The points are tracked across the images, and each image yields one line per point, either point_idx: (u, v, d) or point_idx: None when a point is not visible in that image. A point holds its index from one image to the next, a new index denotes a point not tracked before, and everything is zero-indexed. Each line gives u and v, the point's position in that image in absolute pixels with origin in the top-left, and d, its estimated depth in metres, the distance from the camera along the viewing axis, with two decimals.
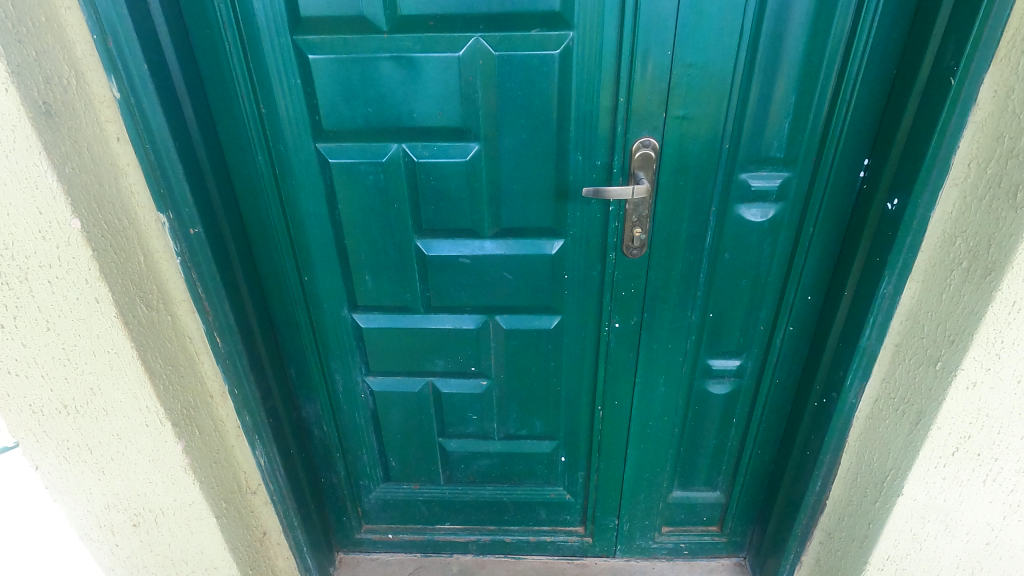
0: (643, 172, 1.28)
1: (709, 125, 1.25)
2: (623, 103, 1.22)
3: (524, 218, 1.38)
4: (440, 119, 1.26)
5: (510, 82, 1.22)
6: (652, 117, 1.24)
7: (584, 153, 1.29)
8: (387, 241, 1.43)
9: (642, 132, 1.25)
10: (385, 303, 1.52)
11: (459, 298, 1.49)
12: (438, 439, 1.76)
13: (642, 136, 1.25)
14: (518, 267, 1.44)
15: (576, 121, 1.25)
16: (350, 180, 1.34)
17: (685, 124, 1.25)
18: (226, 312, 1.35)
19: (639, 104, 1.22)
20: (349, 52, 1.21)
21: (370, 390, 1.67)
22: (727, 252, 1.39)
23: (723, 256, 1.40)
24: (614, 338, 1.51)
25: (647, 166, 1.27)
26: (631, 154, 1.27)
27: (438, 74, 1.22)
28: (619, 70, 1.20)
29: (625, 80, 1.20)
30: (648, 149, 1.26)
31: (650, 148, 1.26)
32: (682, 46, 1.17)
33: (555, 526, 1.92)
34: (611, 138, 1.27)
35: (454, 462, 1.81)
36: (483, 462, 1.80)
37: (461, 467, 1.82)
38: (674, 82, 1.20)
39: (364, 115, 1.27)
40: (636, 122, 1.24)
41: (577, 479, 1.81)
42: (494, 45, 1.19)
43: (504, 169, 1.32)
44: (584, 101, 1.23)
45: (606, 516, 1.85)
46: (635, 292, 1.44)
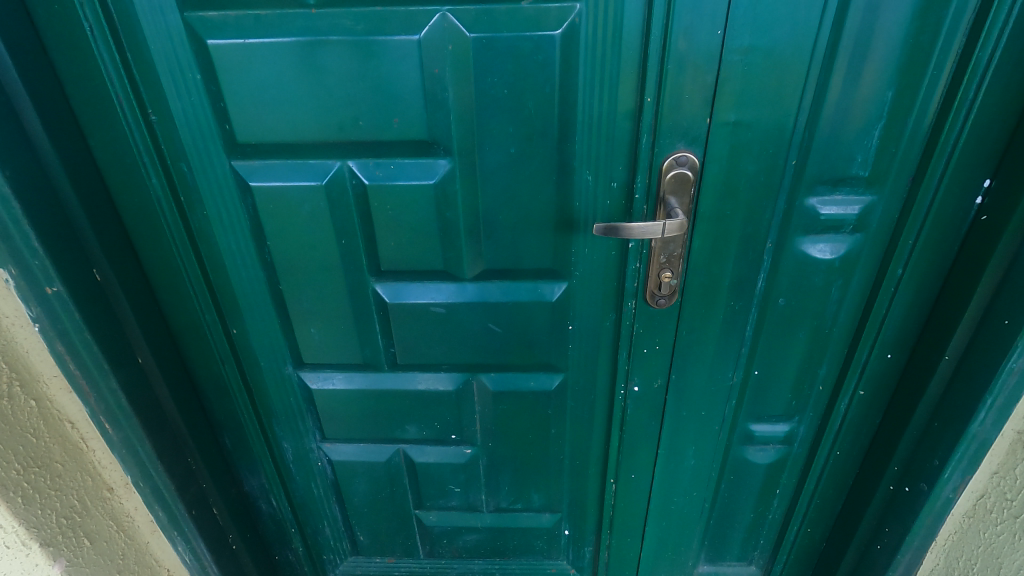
0: (677, 199, 0.93)
1: (770, 133, 0.89)
2: (651, 103, 0.87)
3: (515, 257, 1.04)
4: (396, 128, 0.91)
5: (493, 76, 0.87)
6: (691, 124, 0.88)
7: (596, 171, 0.94)
8: (337, 286, 1.09)
9: (677, 143, 0.90)
10: (338, 361, 1.19)
11: (433, 356, 1.16)
12: (414, 512, 1.44)
13: (677, 150, 0.90)
14: (508, 317, 1.10)
15: (584, 129, 0.91)
16: (280, 209, 1.00)
17: (737, 131, 0.89)
18: (117, 393, 0.99)
19: (673, 106, 0.87)
20: (262, 35, 0.85)
21: (328, 459, 1.35)
22: (782, 299, 1.06)
23: (776, 302, 1.06)
24: (631, 403, 1.18)
25: (682, 190, 0.92)
26: (661, 175, 0.91)
27: (390, 65, 0.86)
28: (646, 58, 0.84)
29: (655, 72, 0.85)
30: (684, 168, 0.90)
31: (687, 167, 0.90)
32: (739, 22, 0.81)
33: None
34: (633, 153, 0.92)
35: (435, 536, 1.49)
36: (471, 538, 1.48)
37: (443, 542, 1.50)
38: (725, 74, 0.85)
39: (292, 124, 0.92)
40: (669, 131, 0.89)
41: (583, 555, 1.50)
42: (469, 23, 0.84)
43: (486, 195, 0.97)
44: (596, 103, 0.88)
45: None
46: (661, 348, 1.10)
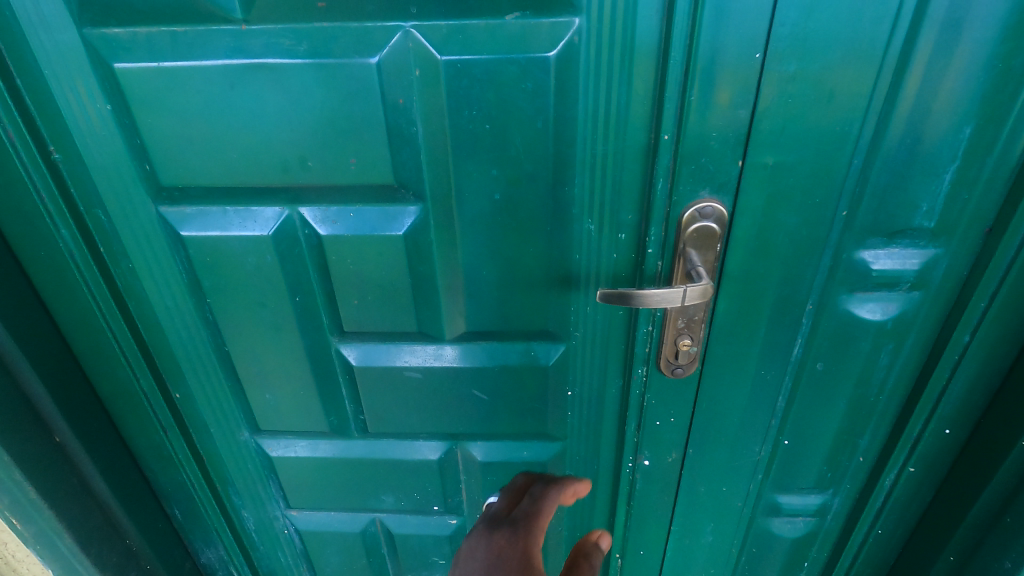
0: (700, 255, 0.75)
1: (818, 180, 0.70)
2: (668, 142, 0.69)
3: (502, 316, 0.87)
4: (352, 170, 0.74)
5: (470, 108, 0.69)
6: (717, 169, 0.69)
7: (599, 220, 0.77)
8: (292, 348, 0.92)
9: (700, 191, 0.71)
10: (300, 427, 1.03)
11: (408, 423, 1.00)
12: None
13: (700, 199, 0.72)
14: (496, 382, 0.94)
15: (585, 171, 0.74)
16: (220, 263, 0.83)
17: (777, 177, 0.69)
18: (22, 486, 0.88)
19: (695, 147, 0.68)
20: (181, 57, 0.68)
21: (294, 528, 1.18)
22: (821, 363, 0.89)
23: (811, 367, 0.89)
24: (640, 478, 1.01)
25: (705, 246, 0.74)
26: (681, 228, 0.73)
27: (341, 95, 0.69)
28: (663, 87, 0.66)
29: (674, 105, 0.67)
30: (709, 220, 0.72)
31: (712, 220, 0.73)
32: (784, 42, 0.62)
33: None
34: (644, 199, 0.75)
35: None
36: None
37: None
38: (762, 108, 0.66)
39: (226, 165, 0.75)
40: (690, 177, 0.70)
41: None
42: (438, 43, 0.66)
43: (466, 248, 0.80)
44: (599, 140, 0.71)
45: None
46: (676, 420, 0.93)
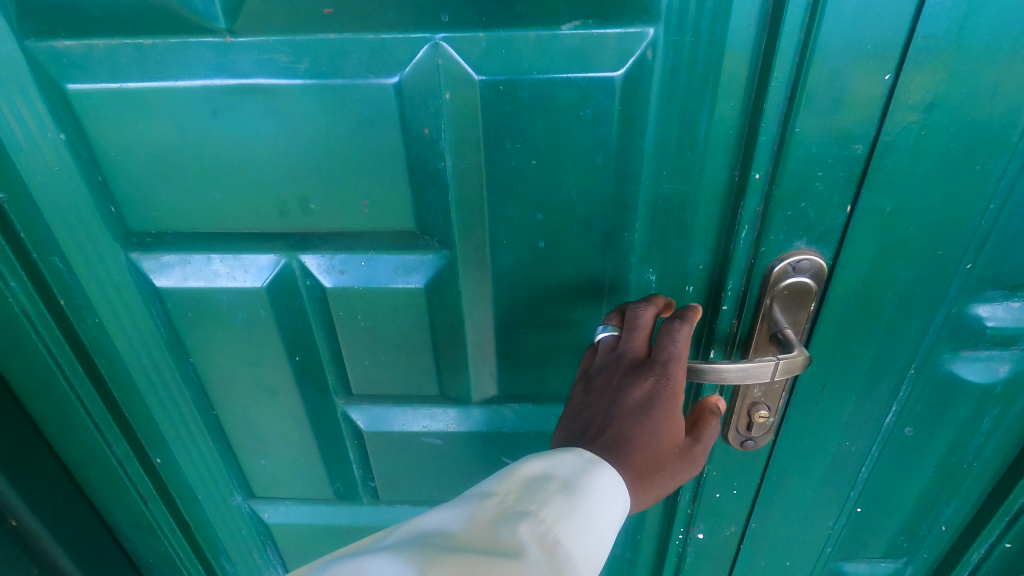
0: (788, 316, 0.61)
1: (944, 230, 0.56)
2: (759, 183, 0.56)
3: (539, 377, 0.73)
4: (365, 213, 0.61)
5: (512, 139, 0.55)
6: (818, 215, 0.56)
7: (663, 271, 0.64)
8: (290, 411, 0.78)
9: (795, 241, 0.58)
10: (300, 493, 0.89)
11: (425, 490, 0.87)
12: None
13: (794, 251, 0.58)
14: (529, 448, 0.81)
15: (649, 214, 0.60)
16: (205, 318, 0.70)
17: (894, 228, 0.56)
18: None
19: (793, 188, 0.55)
20: (148, 76, 0.54)
21: None
22: (909, 428, 0.75)
23: (898, 432, 0.76)
24: (692, 552, 0.88)
25: (795, 305, 0.61)
26: (768, 285, 0.60)
27: (351, 124, 0.55)
28: (757, 116, 0.53)
29: (771, 138, 0.53)
30: (804, 276, 0.59)
31: (807, 275, 0.59)
32: (927, 60, 0.48)
33: None
34: (722, 249, 0.61)
35: None
36: None
37: None
38: (885, 143, 0.52)
39: (210, 207, 0.61)
40: (783, 226, 0.57)
41: None
42: (475, 60, 0.52)
43: (500, 302, 0.67)
44: (669, 177, 0.58)
45: None
46: (738, 492, 0.81)
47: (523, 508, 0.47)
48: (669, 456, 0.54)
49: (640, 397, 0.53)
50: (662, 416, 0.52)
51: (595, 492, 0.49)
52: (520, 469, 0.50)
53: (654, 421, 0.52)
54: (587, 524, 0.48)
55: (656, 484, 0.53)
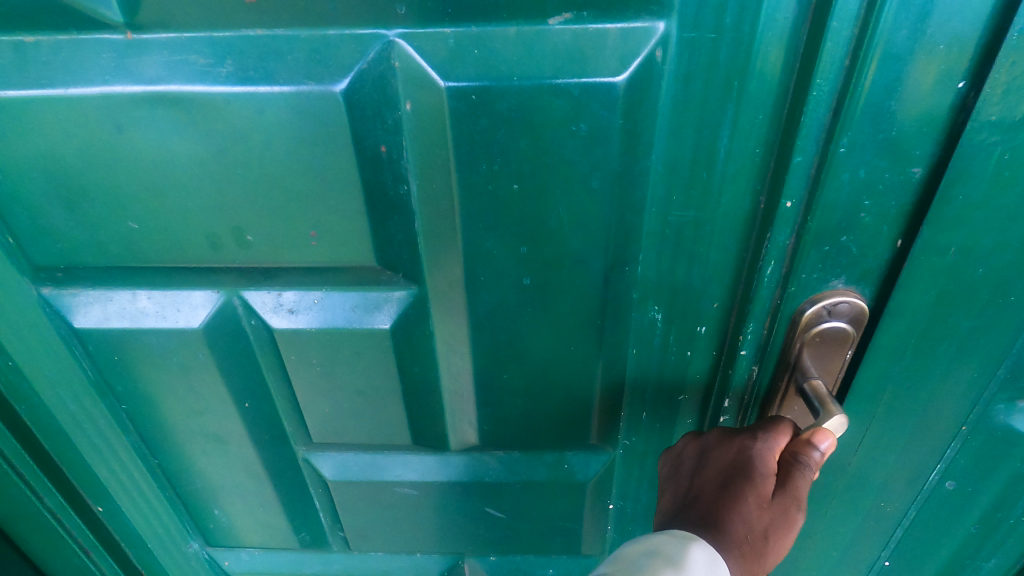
0: (822, 366, 0.52)
1: (1017, 272, 0.46)
2: (790, 214, 0.46)
3: (527, 426, 0.64)
4: (316, 247, 0.50)
5: (490, 160, 0.45)
6: (860, 250, 0.47)
7: (672, 310, 0.54)
8: (245, 460, 0.69)
9: (832, 280, 0.48)
10: (263, 543, 0.80)
11: (401, 538, 0.78)
12: None
13: (830, 291, 0.49)
14: (516, 498, 0.72)
15: (657, 246, 0.50)
16: (135, 364, 0.60)
17: (958, 270, 0.46)
18: None
19: (832, 219, 0.45)
20: (27, 83, 0.43)
21: None
22: (949, 481, 0.62)
23: (937, 487, 0.62)
24: None
25: (831, 354, 0.51)
26: (797, 330, 0.50)
27: (292, 142, 0.45)
28: (791, 134, 0.43)
29: (807, 160, 0.43)
30: (841, 320, 0.50)
31: (846, 319, 0.50)
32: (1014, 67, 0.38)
33: None
34: (739, 286, 0.52)
35: None
36: None
37: None
38: (958, 170, 0.42)
39: (126, 240, 0.51)
40: (818, 263, 0.47)
41: None
42: (442, 62, 0.42)
43: (479, 346, 0.57)
44: (682, 205, 0.48)
45: None
46: None
47: (635, 561, 0.46)
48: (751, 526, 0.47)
49: (720, 467, 0.50)
50: (739, 480, 0.48)
51: (695, 556, 0.45)
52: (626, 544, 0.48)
53: (727, 486, 0.48)
54: None
55: (740, 556, 0.46)
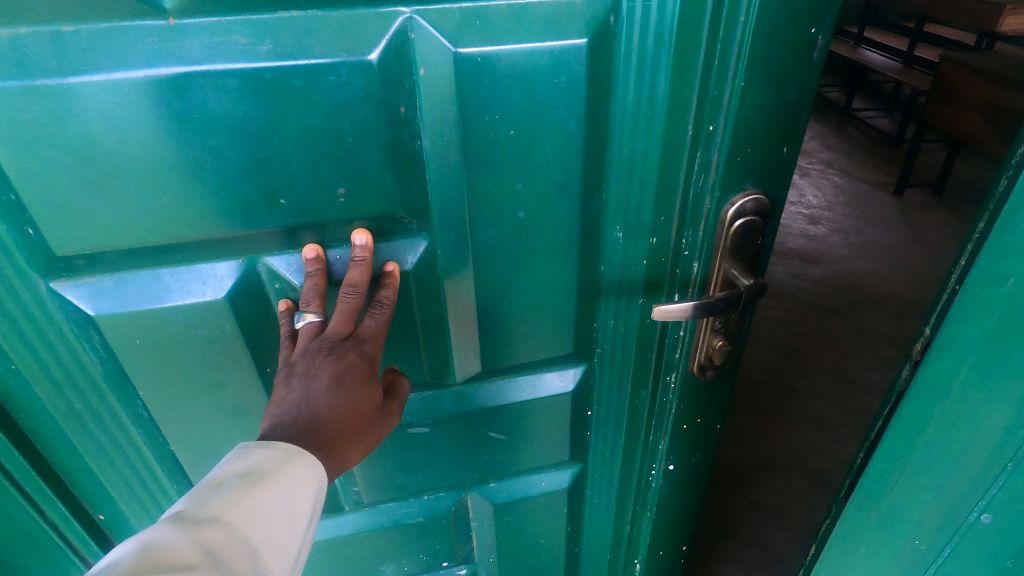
0: (744, 257, 0.63)
1: None
2: (712, 136, 0.58)
3: (519, 344, 0.75)
4: (344, 205, 0.58)
5: (491, 111, 0.56)
6: (765, 160, 0.59)
7: (629, 227, 0.66)
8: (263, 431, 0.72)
9: (744, 183, 0.60)
10: None
11: (415, 479, 0.86)
12: None
13: (744, 192, 0.60)
14: (511, 418, 0.82)
15: (618, 172, 0.63)
16: (155, 346, 0.62)
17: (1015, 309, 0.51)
18: None
19: (743, 138, 0.57)
20: (72, 69, 0.47)
21: None
22: (987, 514, 0.58)
23: (971, 519, 0.59)
24: (663, 484, 0.89)
25: (750, 244, 0.62)
26: (724, 228, 0.61)
27: (325, 110, 0.52)
28: (709, 75, 0.55)
29: (723, 92, 0.55)
30: (752, 216, 0.61)
31: (757, 215, 0.61)
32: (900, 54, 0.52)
33: None
34: (678, 198, 0.62)
35: None
36: None
37: None
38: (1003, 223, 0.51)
39: (158, 217, 0.54)
40: (734, 171, 0.59)
41: None
42: (450, 32, 0.51)
43: (481, 276, 0.67)
44: (635, 138, 0.60)
45: None
46: (705, 424, 0.81)
47: (200, 516, 0.46)
48: (369, 427, 0.56)
49: (323, 377, 0.53)
50: (360, 387, 0.55)
51: (304, 477, 0.50)
52: (244, 461, 0.50)
53: (366, 388, 0.55)
54: (278, 514, 0.49)
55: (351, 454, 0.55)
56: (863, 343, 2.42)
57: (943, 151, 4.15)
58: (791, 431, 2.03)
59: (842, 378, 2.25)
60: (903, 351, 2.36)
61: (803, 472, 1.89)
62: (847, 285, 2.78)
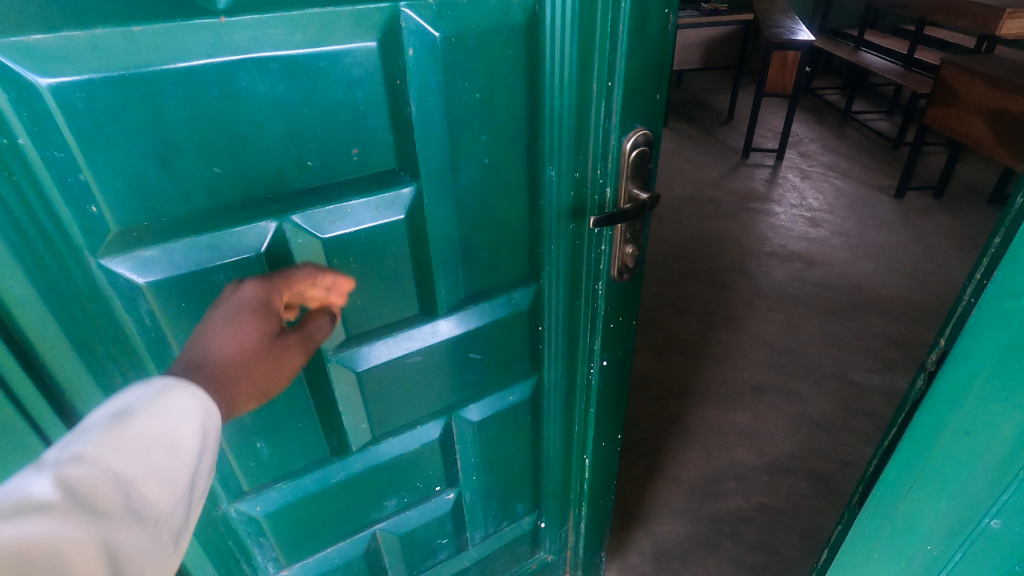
0: (638, 178, 0.87)
1: None
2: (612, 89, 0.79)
3: (490, 274, 0.89)
4: (356, 164, 0.70)
5: (462, 80, 0.72)
6: (648, 106, 0.83)
7: (559, 166, 0.84)
8: (284, 379, 0.79)
9: (636, 124, 0.83)
10: (299, 466, 0.89)
11: (410, 408, 0.95)
12: None
13: (635, 130, 0.83)
14: (487, 341, 0.96)
15: (550, 122, 0.80)
16: (198, 307, 0.69)
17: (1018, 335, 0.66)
18: None
19: (633, 91, 0.80)
20: (143, 61, 0.55)
21: None
22: (996, 519, 0.77)
23: (984, 525, 0.78)
24: (599, 378, 1.10)
25: (642, 167, 0.86)
26: (624, 158, 0.84)
27: (342, 85, 0.65)
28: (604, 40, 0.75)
29: (616, 56, 0.76)
30: (641, 147, 0.85)
31: (646, 147, 0.85)
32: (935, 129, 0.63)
33: None
34: (592, 139, 0.83)
35: None
36: None
37: None
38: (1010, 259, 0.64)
39: (208, 186, 0.64)
40: (629, 113, 0.82)
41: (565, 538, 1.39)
42: (432, 20, 0.66)
43: (458, 216, 0.81)
44: (559, 94, 0.78)
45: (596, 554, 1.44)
46: (624, 321, 1.04)
47: (59, 456, 0.43)
48: (270, 354, 0.62)
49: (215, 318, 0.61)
50: (254, 321, 0.61)
51: (175, 406, 0.50)
52: (103, 408, 0.48)
53: (259, 321, 0.62)
54: (160, 448, 0.48)
55: (250, 378, 0.60)
56: (863, 345, 2.50)
57: (944, 154, 4.26)
58: (804, 435, 2.08)
59: (847, 382, 2.31)
60: (909, 356, 2.43)
61: (809, 475, 1.94)
62: (853, 300, 2.77)
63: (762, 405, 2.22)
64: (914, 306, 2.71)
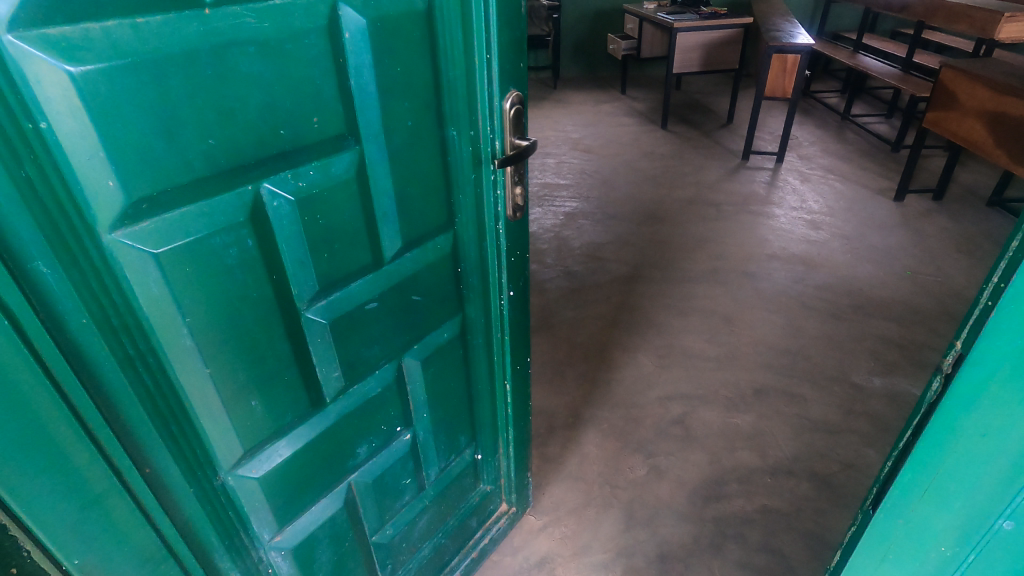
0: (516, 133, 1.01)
1: None
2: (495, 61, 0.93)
3: (420, 220, 0.96)
4: (317, 131, 0.75)
5: (388, 57, 0.80)
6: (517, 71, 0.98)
7: (457, 126, 0.96)
8: (271, 332, 0.81)
9: (512, 87, 0.97)
10: (289, 421, 0.89)
11: (374, 349, 0.98)
12: (372, 538, 1.15)
13: (512, 92, 0.97)
14: (424, 284, 1.03)
15: (447, 90, 0.92)
16: (202, 266, 0.69)
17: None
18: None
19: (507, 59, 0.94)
20: (150, 49, 0.57)
21: (284, 554, 0.99)
22: (1007, 522, 0.78)
23: (995, 527, 0.79)
24: (508, 308, 1.22)
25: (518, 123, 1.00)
26: (506, 117, 0.98)
27: (301, 63, 0.70)
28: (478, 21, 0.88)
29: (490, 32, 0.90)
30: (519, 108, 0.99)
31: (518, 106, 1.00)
32: None
33: (485, 525, 1.58)
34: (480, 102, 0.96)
35: (395, 549, 1.24)
36: (420, 523, 1.29)
37: (403, 545, 1.27)
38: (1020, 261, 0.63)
39: (206, 152, 0.65)
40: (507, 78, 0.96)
41: (499, 465, 1.51)
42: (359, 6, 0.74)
43: (395, 172, 0.88)
44: (450, 67, 0.90)
45: (523, 474, 1.60)
46: (520, 257, 1.17)
47: None
48: None
49: None
50: None
51: None
52: None
53: None
54: None
55: None
56: (863, 347, 2.50)
57: (943, 156, 4.27)
58: (806, 437, 2.08)
59: (848, 384, 2.31)
60: (909, 357, 2.43)
61: (810, 476, 1.93)
62: (853, 301, 2.78)
63: (763, 406, 2.21)
64: (913, 308, 2.72)
